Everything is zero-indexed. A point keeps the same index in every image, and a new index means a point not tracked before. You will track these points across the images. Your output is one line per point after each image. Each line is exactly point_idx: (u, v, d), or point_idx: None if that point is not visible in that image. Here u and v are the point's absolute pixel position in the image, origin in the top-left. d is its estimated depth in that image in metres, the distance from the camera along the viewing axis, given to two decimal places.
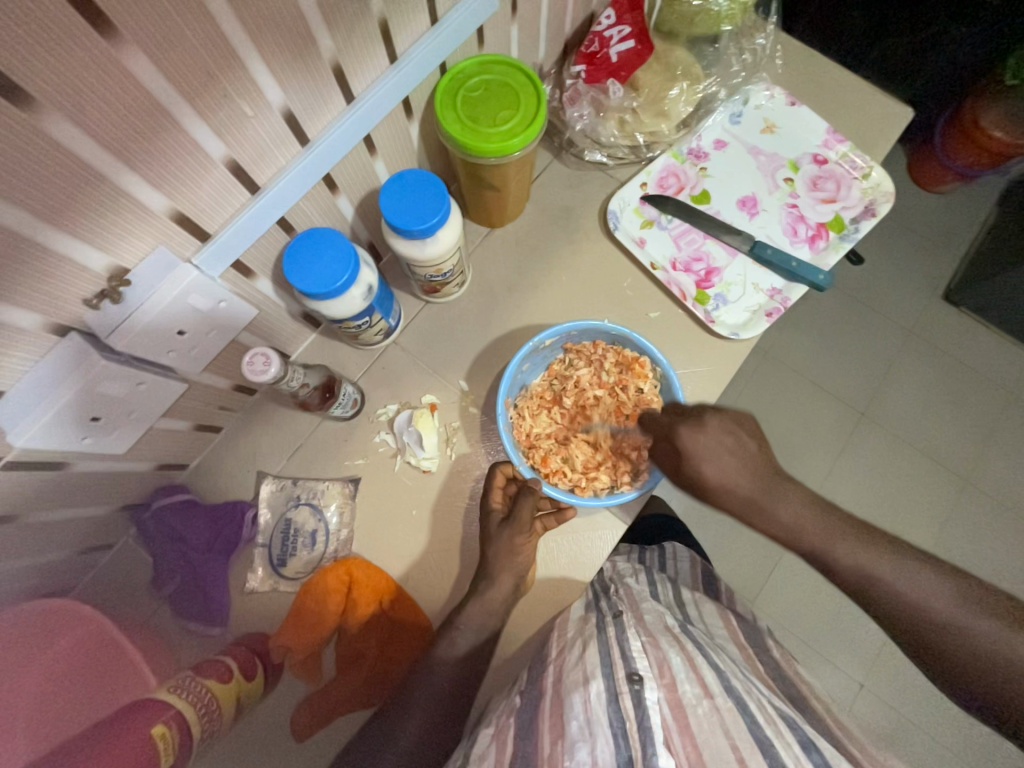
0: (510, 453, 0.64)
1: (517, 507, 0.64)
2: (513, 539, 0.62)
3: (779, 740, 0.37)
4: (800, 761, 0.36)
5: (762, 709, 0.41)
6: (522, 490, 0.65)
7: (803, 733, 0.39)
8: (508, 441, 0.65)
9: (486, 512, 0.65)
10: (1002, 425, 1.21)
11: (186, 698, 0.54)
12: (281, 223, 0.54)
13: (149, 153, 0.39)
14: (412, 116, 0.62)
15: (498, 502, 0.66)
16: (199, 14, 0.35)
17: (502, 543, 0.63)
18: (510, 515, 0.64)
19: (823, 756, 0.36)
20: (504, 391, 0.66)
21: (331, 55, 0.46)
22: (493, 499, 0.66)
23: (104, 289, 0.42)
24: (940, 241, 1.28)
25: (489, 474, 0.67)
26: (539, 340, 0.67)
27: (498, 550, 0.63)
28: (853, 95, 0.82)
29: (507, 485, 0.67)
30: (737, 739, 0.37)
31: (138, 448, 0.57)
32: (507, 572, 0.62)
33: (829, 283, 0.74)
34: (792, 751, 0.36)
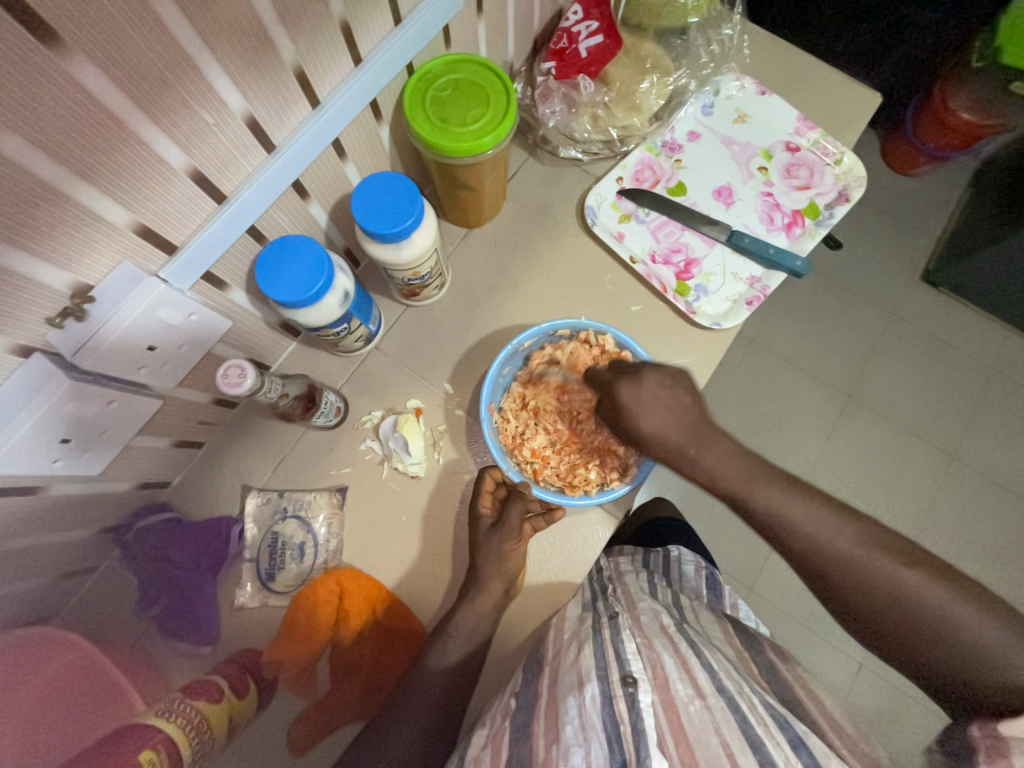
0: (499, 459, 0.65)
1: (505, 514, 0.63)
2: (502, 545, 0.62)
3: (773, 739, 0.37)
4: (791, 760, 0.35)
5: (753, 709, 0.41)
6: (510, 495, 0.65)
7: (794, 733, 0.39)
8: (495, 447, 0.64)
9: (475, 518, 0.65)
10: (983, 400, 1.23)
11: (175, 723, 0.52)
12: (251, 232, 0.53)
13: (107, 166, 0.38)
14: (382, 119, 0.61)
15: (486, 507, 0.66)
16: (149, 22, 0.35)
17: (492, 549, 0.62)
18: (498, 522, 0.64)
19: (813, 756, 0.36)
20: (487, 393, 0.66)
21: (293, 59, 0.46)
22: (481, 504, 0.65)
23: (67, 307, 0.41)
24: (915, 222, 1.29)
25: (478, 479, 0.67)
26: (517, 343, 0.68)
27: (488, 556, 0.62)
28: (822, 81, 0.83)
29: (497, 490, 0.66)
30: (728, 738, 0.37)
31: (116, 468, 0.56)
32: (498, 577, 0.62)
33: (806, 269, 0.75)
34: (782, 750, 0.36)
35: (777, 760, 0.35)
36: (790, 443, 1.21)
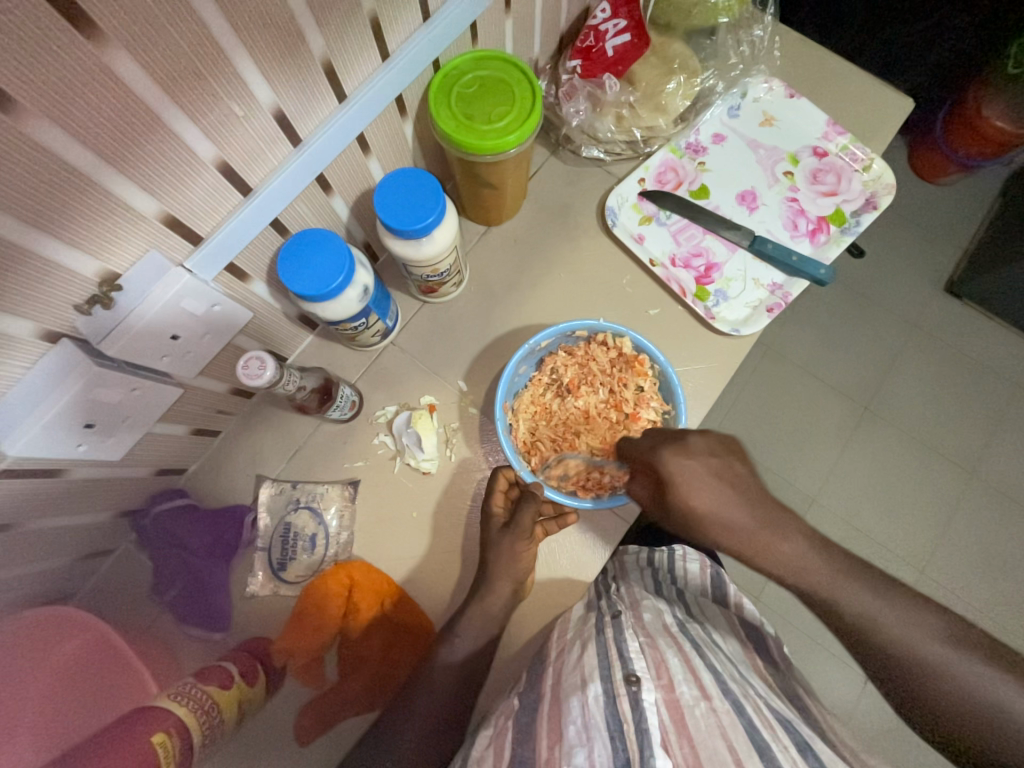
0: (510, 458, 0.64)
1: (517, 514, 0.63)
2: (514, 545, 0.62)
3: (779, 743, 0.37)
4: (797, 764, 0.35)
5: (759, 711, 0.40)
6: (523, 495, 0.64)
7: (800, 735, 0.39)
8: (508, 446, 0.64)
9: (487, 516, 0.65)
10: (1006, 416, 1.20)
11: (186, 706, 0.52)
12: (274, 225, 0.54)
13: (137, 155, 0.39)
14: (407, 114, 0.61)
15: (498, 506, 0.66)
16: (185, 14, 0.35)
17: (503, 549, 0.62)
18: (510, 522, 0.63)
19: (818, 757, 0.36)
20: (502, 391, 0.65)
21: (322, 53, 0.46)
22: (493, 503, 0.65)
23: (95, 294, 0.42)
24: (942, 232, 1.27)
25: (490, 479, 0.67)
26: (534, 343, 0.67)
27: (499, 554, 0.62)
28: (852, 86, 0.81)
29: (510, 490, 0.66)
30: (734, 741, 0.36)
31: (135, 454, 0.57)
32: (506, 577, 0.62)
33: (830, 278, 0.73)
34: (788, 751, 0.36)
35: (783, 761, 0.35)
36: (804, 453, 1.19)
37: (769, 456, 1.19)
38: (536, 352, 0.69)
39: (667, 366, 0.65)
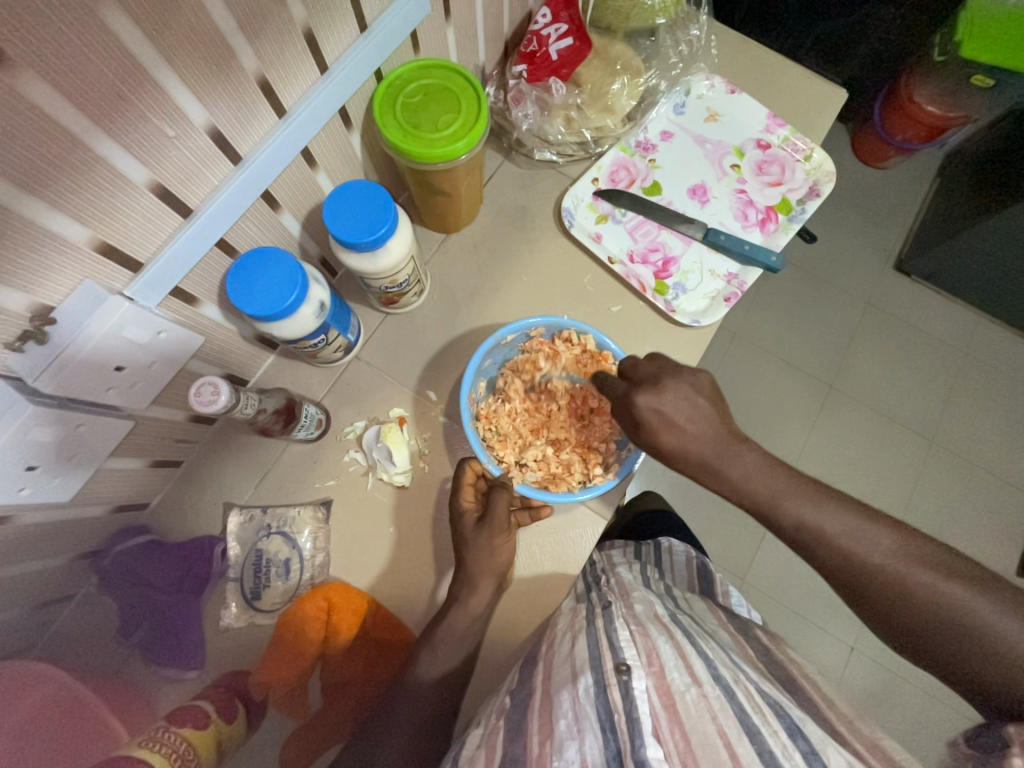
0: (478, 451, 0.64)
1: (491, 506, 0.62)
2: (492, 540, 0.61)
3: (769, 727, 0.37)
4: (787, 748, 0.36)
5: (750, 698, 0.41)
6: (492, 487, 0.64)
7: (791, 720, 0.39)
8: (474, 440, 0.64)
9: (459, 514, 0.64)
10: (957, 384, 1.27)
11: (159, 752, 0.50)
12: (220, 245, 0.52)
13: (62, 182, 0.37)
14: (353, 127, 0.60)
15: (469, 501, 0.65)
16: (103, 36, 0.34)
17: (481, 545, 0.61)
18: (484, 515, 0.62)
19: (810, 744, 0.37)
20: (466, 391, 0.65)
21: (255, 70, 0.45)
22: (464, 499, 0.65)
23: (26, 330, 0.40)
24: (885, 214, 1.33)
25: (457, 471, 0.66)
26: (500, 334, 0.67)
27: (477, 552, 0.61)
28: (789, 79, 0.84)
29: (477, 482, 0.66)
30: (725, 726, 0.37)
31: (88, 493, 0.54)
32: (488, 575, 0.61)
33: (782, 264, 0.76)
34: (779, 736, 0.37)
35: (779, 755, 0.35)
36: (774, 434, 1.23)
37: None
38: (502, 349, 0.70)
39: (627, 361, 0.67)
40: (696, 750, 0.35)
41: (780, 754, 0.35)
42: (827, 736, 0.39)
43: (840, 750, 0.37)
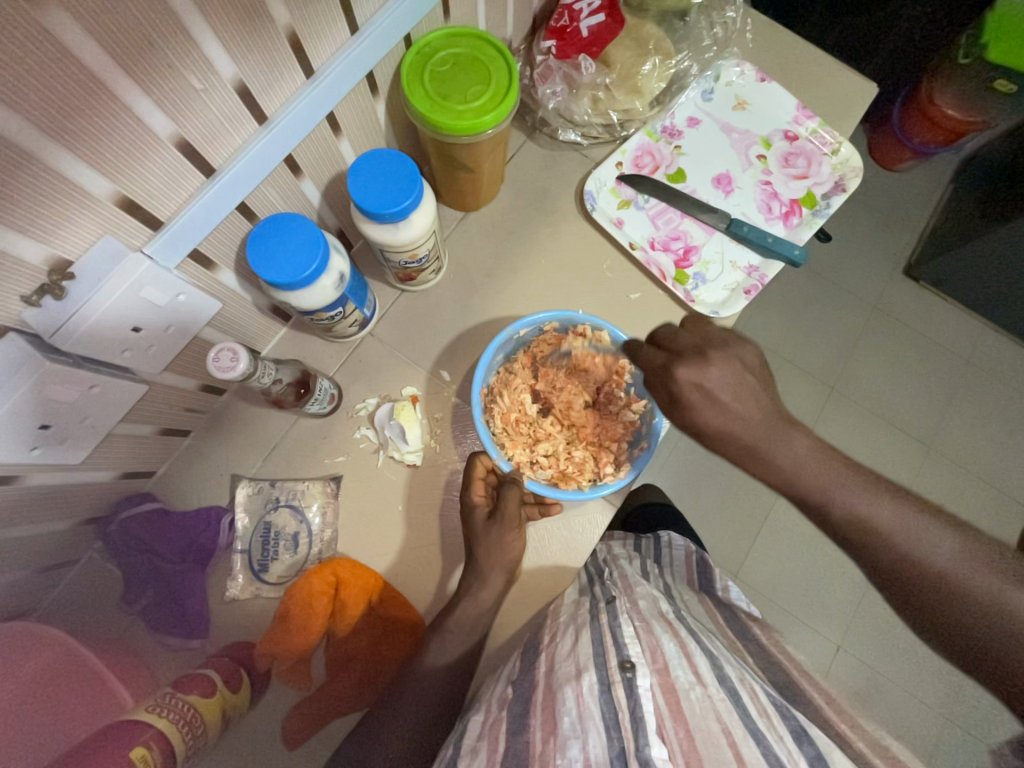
0: (488, 446, 0.63)
1: (502, 502, 0.62)
2: (503, 537, 0.62)
3: (775, 733, 0.37)
4: (793, 754, 0.36)
5: (755, 700, 0.41)
6: (503, 483, 0.64)
7: (795, 722, 0.39)
8: (484, 434, 0.63)
9: (470, 508, 0.63)
10: (961, 391, 1.27)
11: (166, 717, 0.49)
12: (240, 209, 0.51)
13: (84, 130, 0.35)
14: (378, 93, 0.58)
15: (480, 495, 0.64)
16: None
17: (491, 540, 0.61)
18: (495, 512, 0.62)
19: (816, 749, 0.37)
20: (479, 380, 0.64)
21: (286, 23, 0.43)
22: (475, 493, 0.64)
23: (44, 284, 0.38)
24: (901, 216, 1.32)
25: (468, 466, 0.65)
26: (513, 330, 0.66)
27: (489, 546, 0.62)
28: (821, 71, 0.82)
29: (488, 476, 0.66)
30: (731, 727, 0.37)
31: (96, 456, 0.54)
32: (498, 569, 0.61)
33: (804, 258, 0.75)
34: (784, 743, 0.37)
35: (782, 756, 0.36)
36: None
37: None
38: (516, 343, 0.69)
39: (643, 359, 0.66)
40: (700, 749, 0.36)
41: (784, 757, 0.36)
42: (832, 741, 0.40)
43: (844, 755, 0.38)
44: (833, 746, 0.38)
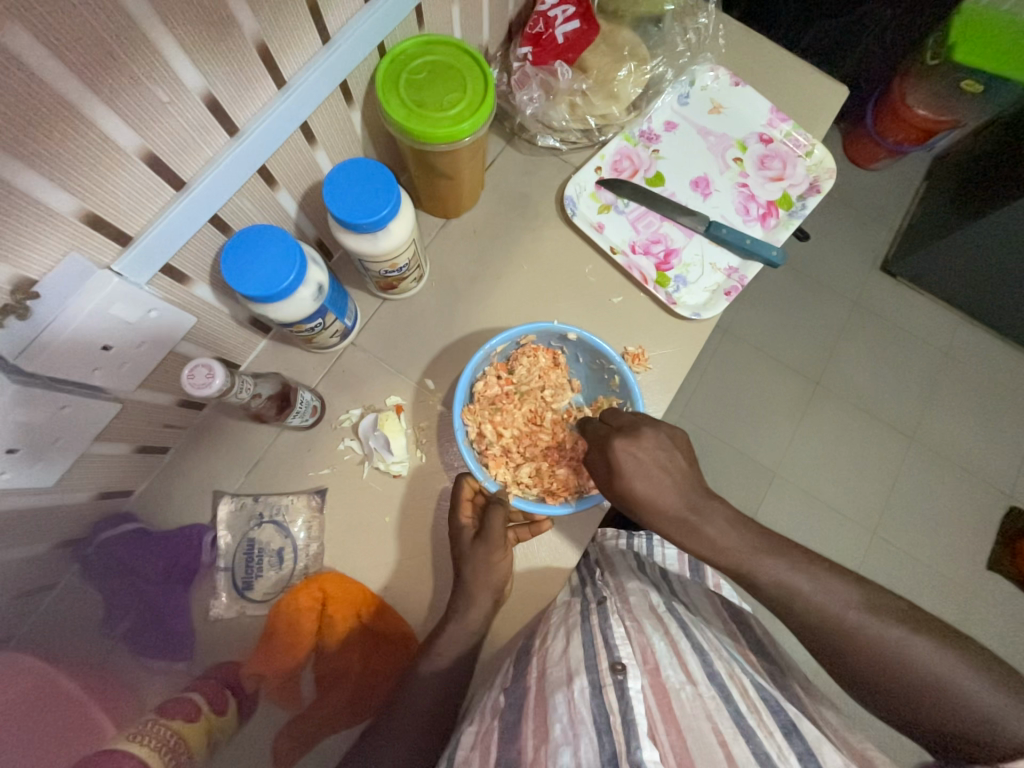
0: (473, 468, 0.63)
1: (487, 524, 0.62)
2: (490, 556, 0.61)
3: (764, 728, 0.38)
4: (782, 749, 0.36)
5: (745, 695, 0.41)
6: (489, 502, 0.64)
7: (785, 718, 0.40)
8: (469, 457, 0.63)
9: (458, 531, 0.63)
10: (939, 384, 1.30)
11: (147, 745, 0.47)
12: (214, 222, 0.50)
13: (45, 146, 0.34)
14: (353, 102, 0.58)
15: (467, 517, 0.64)
16: None
17: (479, 560, 0.61)
18: (481, 532, 0.62)
19: (805, 743, 0.38)
20: (460, 399, 0.64)
21: (255, 34, 0.42)
22: (462, 515, 0.64)
23: (6, 304, 0.37)
24: (876, 214, 1.34)
25: (455, 487, 0.65)
26: (489, 347, 0.66)
27: (476, 567, 0.61)
28: (793, 74, 0.84)
29: (475, 497, 0.66)
30: (720, 725, 0.37)
31: (70, 477, 0.52)
32: (485, 589, 0.61)
33: (782, 258, 0.76)
34: (774, 738, 0.37)
35: (771, 752, 0.36)
36: (763, 428, 1.25)
37: (732, 435, 1.24)
38: (493, 360, 0.69)
39: (622, 367, 0.65)
40: (691, 749, 0.35)
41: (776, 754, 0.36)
42: (824, 737, 0.40)
43: (837, 751, 0.38)
44: (823, 740, 0.39)
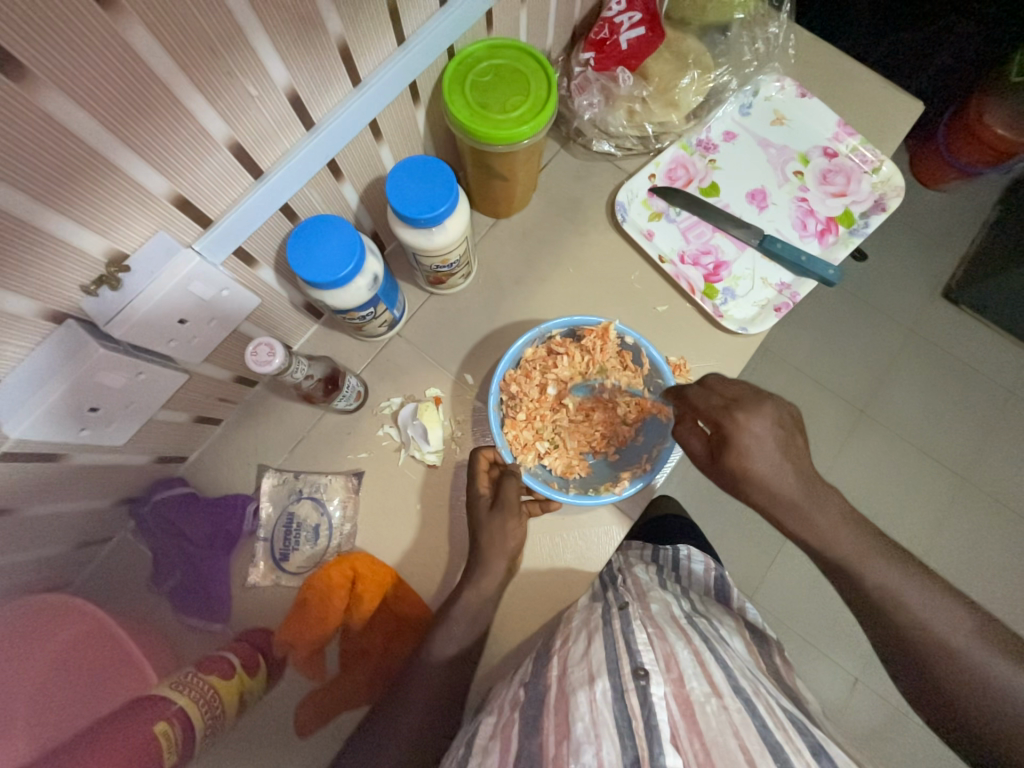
0: (495, 434, 0.65)
1: (502, 491, 0.63)
2: (505, 525, 0.61)
3: (794, 747, 0.36)
4: None
5: (772, 713, 0.40)
6: (504, 474, 0.65)
7: (814, 740, 0.38)
8: (495, 421, 0.65)
9: (474, 499, 0.64)
10: (1002, 423, 1.21)
11: (187, 695, 0.52)
12: (283, 210, 0.53)
13: (148, 132, 0.38)
14: (419, 101, 0.60)
15: (483, 486, 0.65)
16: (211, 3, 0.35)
17: (494, 528, 0.61)
18: (496, 501, 0.62)
19: (835, 765, 0.36)
20: (504, 367, 0.66)
21: (338, 34, 0.45)
22: (479, 484, 0.64)
23: (103, 275, 0.41)
24: (943, 237, 1.27)
25: (472, 459, 0.66)
26: (545, 327, 0.67)
27: (490, 535, 0.61)
28: (864, 86, 0.81)
29: (491, 469, 0.66)
30: (747, 741, 0.36)
31: (137, 439, 0.56)
32: (498, 557, 0.60)
33: (838, 278, 0.73)
34: (803, 756, 0.36)
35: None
36: None
37: None
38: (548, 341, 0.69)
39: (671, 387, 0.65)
40: (715, 759, 0.35)
41: (799, 765, 0.35)
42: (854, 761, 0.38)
43: None
44: None
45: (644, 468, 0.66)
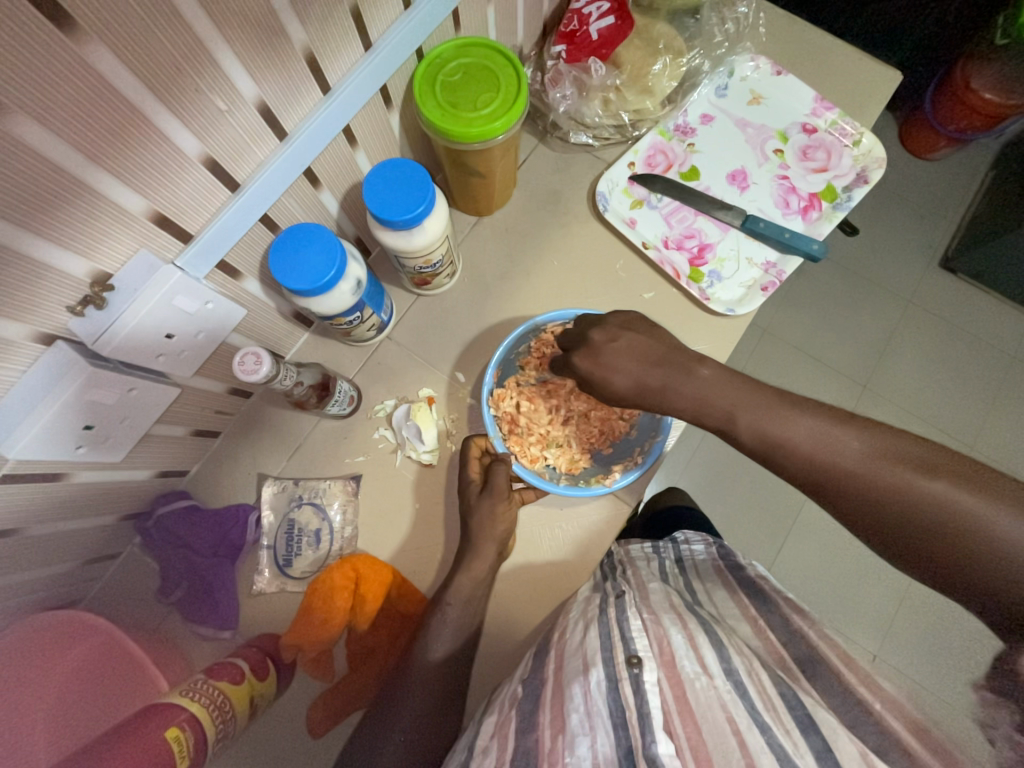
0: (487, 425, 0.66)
1: (493, 476, 0.64)
2: (494, 506, 0.63)
3: (781, 726, 0.37)
4: (797, 746, 0.35)
5: (761, 692, 0.40)
6: (495, 461, 0.66)
7: (803, 713, 0.38)
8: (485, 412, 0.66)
9: (465, 483, 0.66)
10: (1006, 388, 1.20)
11: (198, 700, 0.52)
12: (263, 221, 0.54)
13: (121, 152, 0.38)
14: (392, 105, 0.61)
15: (474, 472, 0.66)
16: (172, 21, 0.36)
17: (483, 512, 0.63)
18: (487, 485, 0.64)
19: (824, 742, 0.36)
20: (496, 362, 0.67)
21: (303, 44, 0.45)
22: (470, 469, 0.66)
23: (87, 295, 0.42)
24: (935, 206, 1.26)
25: (464, 446, 0.68)
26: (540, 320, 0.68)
27: (483, 523, 0.63)
28: (840, 59, 0.80)
29: (483, 456, 0.68)
30: (736, 716, 0.37)
31: (136, 456, 0.57)
32: (488, 539, 0.62)
33: (824, 252, 0.73)
34: (790, 737, 0.36)
35: (790, 749, 0.35)
36: None
37: None
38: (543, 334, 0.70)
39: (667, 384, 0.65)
40: (708, 745, 0.36)
41: (791, 748, 0.35)
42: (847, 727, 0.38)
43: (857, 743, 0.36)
44: (840, 732, 0.37)
45: (635, 461, 0.67)
